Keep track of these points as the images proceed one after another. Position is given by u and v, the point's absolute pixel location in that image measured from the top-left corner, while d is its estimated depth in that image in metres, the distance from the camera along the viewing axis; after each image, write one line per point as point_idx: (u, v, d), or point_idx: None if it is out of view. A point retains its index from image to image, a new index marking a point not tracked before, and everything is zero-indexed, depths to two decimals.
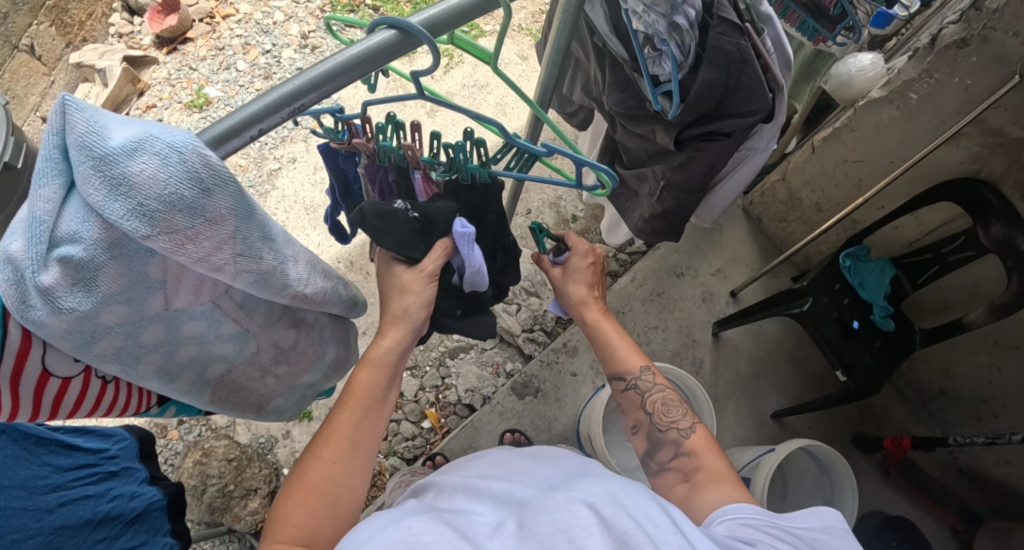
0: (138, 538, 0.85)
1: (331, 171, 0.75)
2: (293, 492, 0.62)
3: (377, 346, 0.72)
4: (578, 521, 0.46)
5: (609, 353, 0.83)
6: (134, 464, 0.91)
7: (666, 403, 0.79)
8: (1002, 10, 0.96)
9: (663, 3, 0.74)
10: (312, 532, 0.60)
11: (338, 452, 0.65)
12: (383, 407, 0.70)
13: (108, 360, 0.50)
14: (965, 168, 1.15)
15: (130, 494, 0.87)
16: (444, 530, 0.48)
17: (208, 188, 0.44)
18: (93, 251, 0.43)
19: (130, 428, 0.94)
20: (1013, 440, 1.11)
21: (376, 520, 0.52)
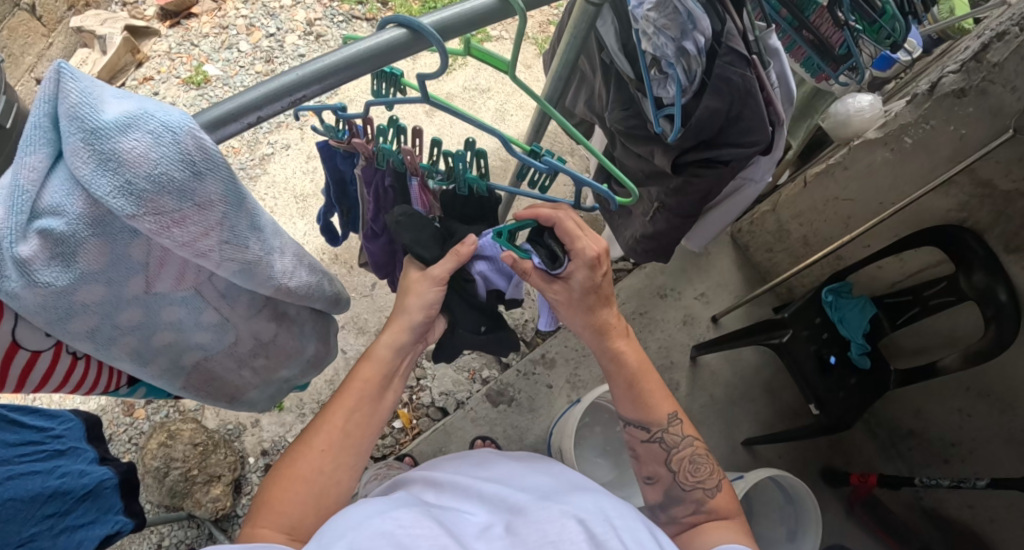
0: (86, 516, 0.79)
1: (329, 170, 0.75)
2: (279, 478, 0.64)
3: (379, 342, 0.70)
4: (567, 534, 0.46)
5: (638, 399, 0.75)
6: (82, 443, 0.83)
7: (693, 460, 0.76)
8: (1002, 64, 0.99)
9: (674, 28, 0.75)
10: (296, 520, 0.62)
11: (329, 443, 0.66)
12: (380, 399, 0.70)
13: (82, 338, 0.49)
14: (952, 215, 1.17)
15: (79, 472, 0.80)
16: (432, 526, 0.47)
17: (200, 172, 0.43)
18: (76, 226, 0.42)
19: (76, 410, 0.85)
20: (977, 485, 1.13)
21: (359, 509, 0.50)
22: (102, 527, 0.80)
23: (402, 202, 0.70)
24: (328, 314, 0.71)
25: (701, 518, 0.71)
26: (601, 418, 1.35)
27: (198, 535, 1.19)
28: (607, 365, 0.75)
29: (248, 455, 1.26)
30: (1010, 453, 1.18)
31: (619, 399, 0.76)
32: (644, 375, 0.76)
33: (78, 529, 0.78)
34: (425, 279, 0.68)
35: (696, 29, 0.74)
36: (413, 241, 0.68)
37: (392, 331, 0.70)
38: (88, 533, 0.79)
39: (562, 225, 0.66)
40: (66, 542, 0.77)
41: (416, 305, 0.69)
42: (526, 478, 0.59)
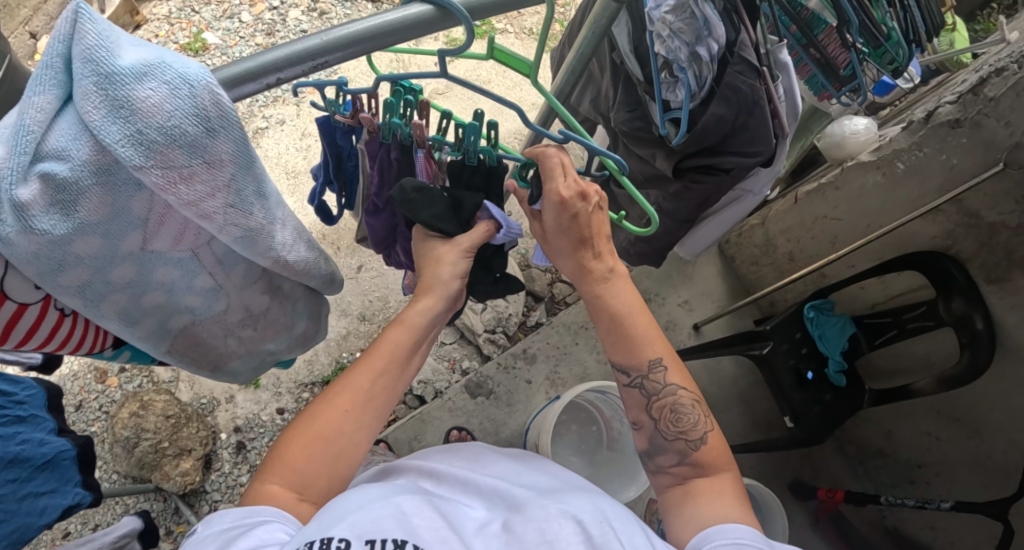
0: (46, 485, 0.77)
1: (327, 145, 0.73)
2: (296, 435, 0.59)
3: (413, 307, 0.68)
4: (565, 534, 0.46)
5: (618, 343, 0.73)
6: (42, 412, 0.80)
7: (676, 409, 0.72)
8: (999, 99, 1.01)
9: (688, 33, 0.75)
10: (308, 480, 0.57)
11: (353, 403, 0.61)
12: (406, 365, 0.66)
13: (71, 294, 0.47)
14: (937, 243, 1.19)
15: (39, 441, 0.77)
16: (434, 517, 0.47)
17: (213, 129, 0.42)
18: (79, 172, 0.40)
19: (37, 377, 0.82)
20: (941, 507, 1.16)
21: (359, 493, 0.49)
22: (64, 497, 0.78)
23: (407, 175, 0.68)
24: (324, 294, 0.70)
25: (687, 469, 0.68)
26: (578, 416, 1.36)
27: (165, 508, 1.17)
28: (588, 307, 0.74)
29: (220, 431, 1.23)
30: (974, 477, 1.21)
31: (603, 342, 0.75)
32: (627, 317, 0.72)
33: (42, 496, 0.76)
34: (455, 250, 0.68)
35: (710, 35, 0.75)
36: (429, 216, 0.66)
37: (426, 298, 0.69)
38: (50, 501, 0.77)
39: (547, 163, 0.64)
40: (30, 508, 0.75)
41: (449, 274, 0.68)
42: (524, 474, 0.59)
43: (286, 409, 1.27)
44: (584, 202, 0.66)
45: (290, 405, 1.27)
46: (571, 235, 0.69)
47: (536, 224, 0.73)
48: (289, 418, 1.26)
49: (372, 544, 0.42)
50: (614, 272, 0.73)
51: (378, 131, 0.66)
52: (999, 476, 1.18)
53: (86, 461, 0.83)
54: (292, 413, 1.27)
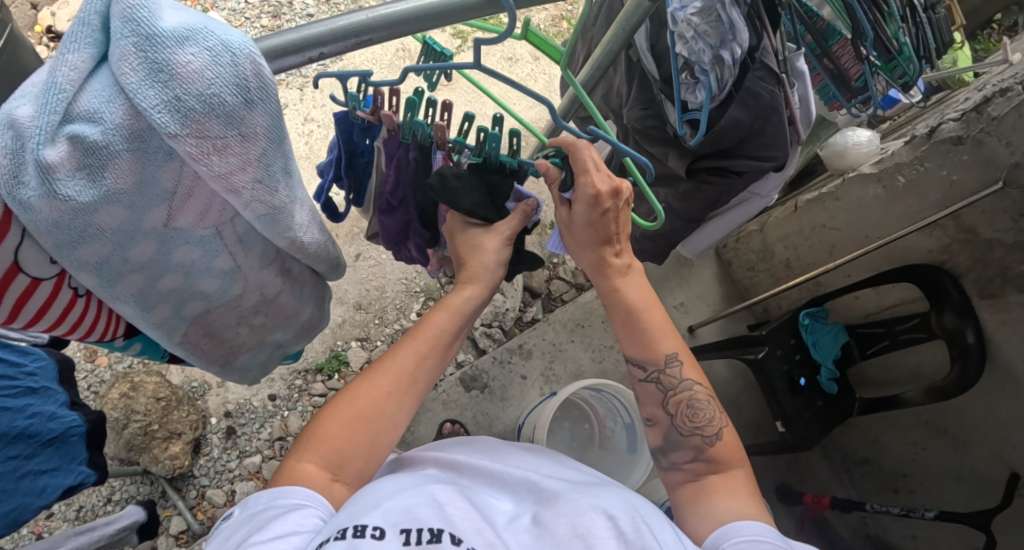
0: (49, 462, 0.78)
1: (340, 142, 0.70)
2: (337, 411, 0.60)
3: (460, 293, 0.70)
4: (595, 528, 0.47)
5: (635, 336, 0.73)
6: (53, 385, 0.81)
7: (692, 405, 0.73)
8: (1001, 118, 1.03)
9: (713, 35, 0.73)
10: (345, 459, 0.58)
11: (394, 385, 0.63)
12: (446, 351, 0.68)
13: (87, 268, 0.46)
14: (933, 256, 1.21)
15: (48, 415, 0.78)
16: (467, 508, 0.50)
17: (251, 101, 0.40)
18: (110, 137, 0.38)
19: (49, 349, 0.83)
20: (925, 516, 1.18)
21: (393, 483, 0.52)
22: (67, 476, 0.79)
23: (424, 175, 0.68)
24: (327, 278, 0.68)
25: (701, 465, 0.69)
26: (571, 413, 1.36)
27: (151, 492, 1.15)
28: (604, 300, 0.74)
29: (210, 416, 1.21)
30: (958, 488, 1.24)
31: (618, 335, 0.75)
32: (643, 312, 0.73)
33: (42, 475, 0.77)
34: (498, 237, 0.70)
35: (735, 39, 0.74)
36: (472, 205, 0.65)
37: (472, 286, 0.70)
38: (51, 480, 0.78)
39: (580, 155, 0.63)
40: (28, 488, 0.76)
41: (492, 262, 0.70)
42: (556, 469, 0.60)
43: (279, 395, 1.25)
44: (617, 198, 0.65)
45: (282, 391, 1.25)
46: (599, 232, 0.69)
47: (563, 213, 0.71)
48: (281, 404, 1.24)
49: (407, 532, 0.45)
50: (631, 268, 0.74)
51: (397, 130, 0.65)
52: (980, 488, 1.21)
53: (94, 439, 0.84)
54: (284, 400, 1.25)
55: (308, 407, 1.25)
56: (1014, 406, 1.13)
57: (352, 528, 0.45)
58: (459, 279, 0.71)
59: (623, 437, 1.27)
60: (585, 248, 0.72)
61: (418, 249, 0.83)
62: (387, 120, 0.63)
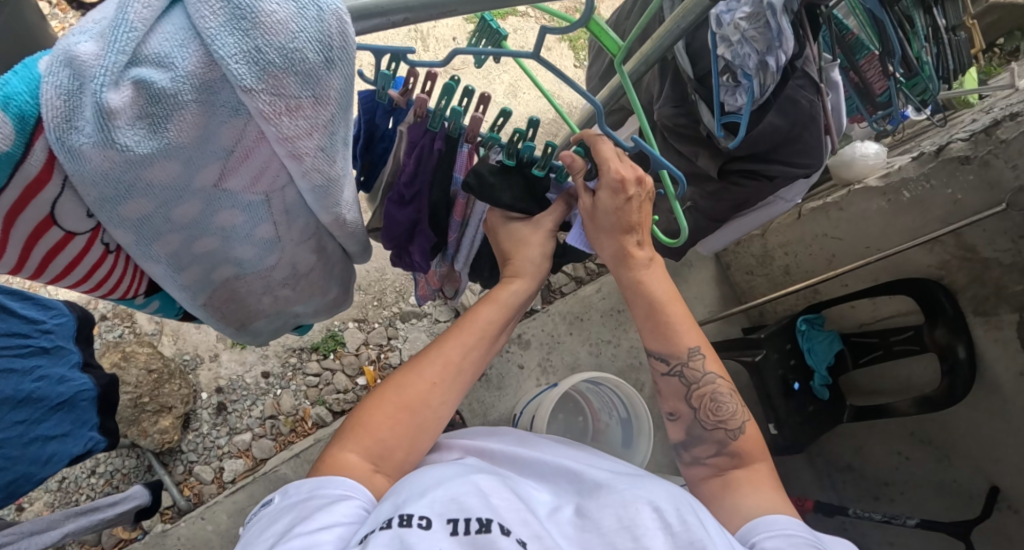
0: (59, 427, 0.72)
1: (362, 120, 0.66)
2: (381, 401, 0.60)
3: (508, 287, 0.68)
4: (642, 520, 0.46)
5: (657, 331, 0.71)
6: (69, 344, 0.75)
7: (715, 398, 0.72)
8: (1010, 141, 1.04)
9: (760, 40, 0.72)
10: (386, 450, 0.58)
11: (440, 376, 0.63)
12: (492, 344, 0.68)
13: (126, 225, 0.43)
14: (931, 272, 1.21)
15: (59, 377, 0.72)
16: (511, 497, 0.48)
17: (332, 61, 0.38)
18: (180, 86, 0.35)
19: (70, 305, 0.77)
20: (907, 523, 1.22)
21: (433, 473, 0.50)
22: (76, 443, 0.73)
23: (446, 174, 0.65)
24: (354, 262, 0.65)
25: (725, 459, 0.69)
26: (566, 406, 1.34)
27: (136, 466, 1.11)
28: (625, 292, 0.71)
29: (201, 390, 1.17)
30: (938, 497, 1.28)
31: (639, 328, 0.73)
32: (666, 306, 0.70)
33: (50, 442, 0.71)
34: (538, 232, 0.68)
35: (781, 46, 0.72)
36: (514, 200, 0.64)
37: (519, 279, 0.69)
38: (59, 448, 0.72)
39: (597, 147, 0.63)
40: (36, 455, 0.70)
41: (537, 255, 0.69)
42: (599, 463, 0.60)
43: (272, 373, 1.21)
44: (640, 187, 0.63)
45: (276, 369, 1.22)
46: (622, 220, 0.65)
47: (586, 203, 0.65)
48: (273, 382, 1.21)
49: (454, 522, 0.43)
50: (653, 259, 0.70)
51: (425, 118, 0.62)
52: (958, 498, 1.25)
53: (108, 404, 0.78)
54: (278, 378, 1.21)
55: (301, 386, 1.22)
56: (998, 423, 1.16)
57: (398, 518, 0.44)
58: (506, 271, 0.70)
59: (618, 431, 1.23)
60: (603, 237, 0.67)
61: (421, 255, 0.76)
62: (419, 103, 0.60)
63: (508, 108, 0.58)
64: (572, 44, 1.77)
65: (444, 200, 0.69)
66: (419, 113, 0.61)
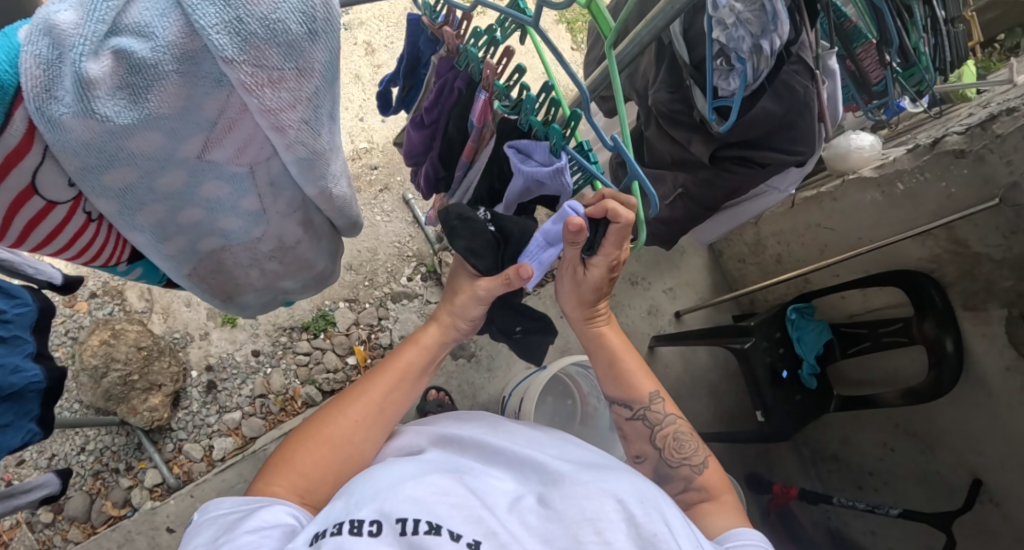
0: (3, 417, 0.69)
1: (409, 45, 0.73)
2: (306, 439, 0.60)
3: (428, 329, 0.69)
4: (605, 513, 0.46)
5: (617, 379, 0.75)
6: (26, 334, 0.71)
7: (677, 437, 0.74)
8: (1005, 137, 1.03)
9: (755, 23, 0.71)
10: (310, 485, 0.58)
11: (363, 414, 0.63)
12: (416, 385, 0.67)
13: (110, 195, 0.43)
14: (922, 265, 1.22)
15: (13, 368, 0.68)
16: (465, 492, 0.47)
17: (315, 32, 0.38)
18: (160, 55, 0.35)
19: (33, 293, 0.73)
20: (890, 512, 1.23)
21: (388, 471, 0.50)
22: (15, 436, 0.70)
23: (461, 111, 0.67)
24: (342, 235, 0.65)
25: (693, 495, 0.70)
26: (556, 389, 1.33)
27: (126, 444, 1.12)
28: (587, 345, 0.76)
29: (191, 368, 1.18)
30: (921, 489, 1.30)
31: (599, 377, 0.77)
32: (623, 357, 0.75)
33: None
34: (472, 294, 0.66)
35: (776, 30, 0.71)
36: (466, 249, 0.61)
37: (437, 323, 0.69)
38: (1, 440, 0.69)
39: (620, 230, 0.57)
40: None
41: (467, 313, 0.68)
42: (567, 449, 0.59)
43: (263, 351, 1.22)
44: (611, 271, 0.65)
45: (266, 347, 1.22)
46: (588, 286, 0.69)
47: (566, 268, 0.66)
48: (264, 360, 1.21)
49: (403, 522, 0.43)
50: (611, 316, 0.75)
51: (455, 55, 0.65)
52: (943, 490, 1.27)
53: (53, 396, 0.74)
54: (268, 356, 1.22)
55: (291, 365, 1.22)
56: (983, 417, 1.17)
57: (348, 524, 0.44)
58: (433, 315, 0.70)
59: (606, 415, 1.24)
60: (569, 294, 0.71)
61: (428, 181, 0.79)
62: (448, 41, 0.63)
63: (522, 63, 0.57)
64: (569, 26, 1.75)
65: (457, 137, 0.70)
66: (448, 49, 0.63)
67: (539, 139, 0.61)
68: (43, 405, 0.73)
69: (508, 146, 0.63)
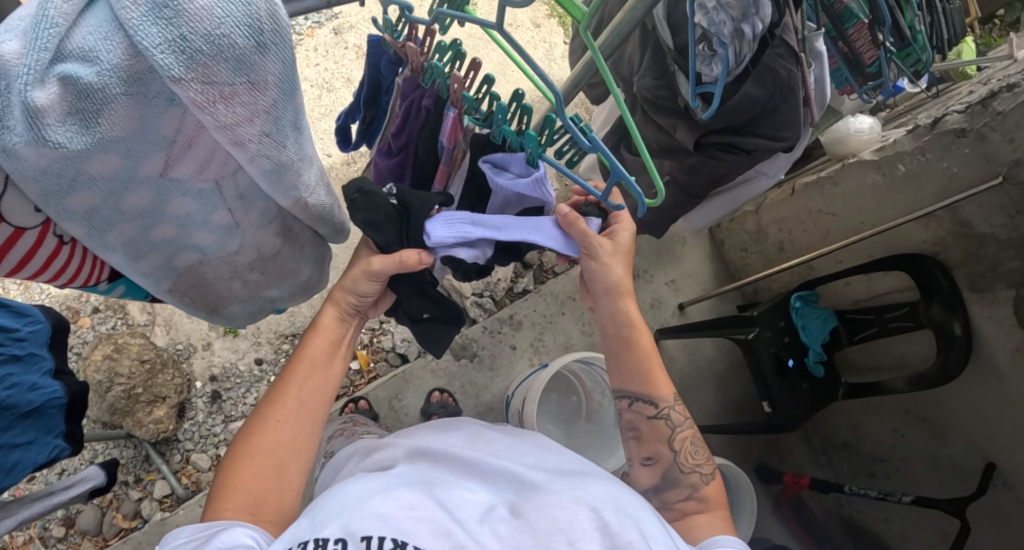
0: (24, 435, 0.67)
1: (369, 70, 0.72)
2: (238, 457, 0.61)
3: (323, 313, 0.69)
4: (579, 523, 0.47)
5: (641, 377, 0.75)
6: (43, 351, 0.70)
7: (693, 443, 0.75)
8: (1006, 114, 1.00)
9: (736, 6, 0.72)
10: (259, 497, 0.59)
11: (285, 412, 0.63)
12: (331, 369, 0.68)
13: (76, 218, 0.43)
14: (927, 247, 1.19)
15: (29, 385, 0.67)
16: (431, 505, 0.49)
17: (263, 45, 0.38)
18: (107, 79, 0.36)
19: (45, 310, 0.72)
20: (903, 500, 1.21)
21: (357, 485, 0.51)
22: (42, 451, 0.68)
23: (432, 130, 0.65)
24: (328, 242, 0.64)
25: (693, 506, 0.69)
26: (559, 385, 1.31)
27: (134, 456, 1.13)
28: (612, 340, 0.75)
29: (195, 379, 1.19)
30: (934, 475, 1.28)
31: (623, 377, 0.76)
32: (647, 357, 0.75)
33: (17, 449, 0.66)
34: (365, 271, 0.65)
35: (758, 13, 0.71)
36: (366, 221, 0.62)
37: (333, 305, 0.70)
38: (25, 456, 0.67)
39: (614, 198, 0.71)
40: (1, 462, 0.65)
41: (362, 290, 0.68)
42: (543, 457, 0.59)
43: (265, 359, 1.23)
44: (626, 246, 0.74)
45: (269, 355, 1.23)
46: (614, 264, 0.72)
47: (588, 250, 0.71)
48: (267, 369, 1.23)
49: (368, 540, 0.44)
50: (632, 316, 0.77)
51: (420, 73, 0.63)
52: (955, 476, 1.24)
53: (76, 410, 0.73)
54: (271, 364, 1.23)
55: None
56: (995, 401, 1.14)
57: (313, 542, 0.45)
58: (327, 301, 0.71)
59: (611, 413, 1.21)
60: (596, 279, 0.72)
61: None
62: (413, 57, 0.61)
63: (491, 73, 0.56)
64: (562, 20, 1.74)
65: (427, 157, 0.68)
66: (415, 67, 0.63)
67: (513, 151, 0.61)
68: (67, 420, 0.71)
69: (483, 161, 0.63)
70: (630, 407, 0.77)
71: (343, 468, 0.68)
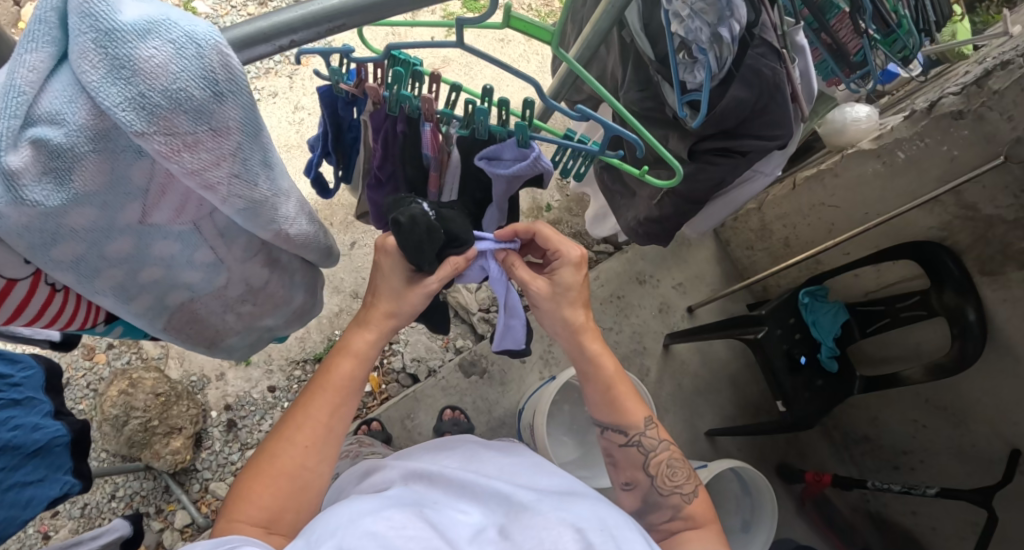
0: (35, 473, 0.70)
1: (327, 118, 0.68)
2: (258, 472, 0.63)
3: (359, 336, 0.69)
4: (563, 544, 0.49)
5: (610, 404, 0.75)
6: (40, 395, 0.73)
7: (670, 464, 0.75)
8: (1003, 91, 0.97)
9: (710, 12, 0.72)
10: (273, 514, 0.61)
11: (311, 438, 0.64)
12: (358, 395, 0.69)
13: (64, 268, 0.46)
14: (933, 233, 1.16)
15: (32, 426, 0.71)
16: (422, 526, 0.49)
17: (221, 93, 0.41)
18: (75, 139, 0.39)
19: (37, 355, 0.76)
20: (927, 493, 1.19)
21: (349, 506, 0.52)
22: (52, 487, 0.71)
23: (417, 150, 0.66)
24: (318, 267, 0.65)
25: (679, 524, 0.71)
26: (571, 396, 1.31)
27: (154, 487, 1.17)
28: (580, 366, 0.76)
29: (210, 409, 1.22)
30: (959, 464, 1.25)
31: (593, 403, 0.77)
32: (615, 382, 0.75)
33: (27, 487, 0.69)
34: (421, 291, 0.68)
35: (733, 15, 0.71)
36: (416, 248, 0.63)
37: (373, 328, 0.69)
38: (37, 492, 0.70)
39: (542, 232, 0.72)
40: (13, 500, 0.68)
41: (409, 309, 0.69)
42: (535, 475, 0.61)
43: (278, 387, 1.25)
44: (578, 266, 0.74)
45: (281, 383, 1.26)
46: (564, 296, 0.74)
47: (535, 289, 0.74)
48: (280, 396, 1.25)
49: None
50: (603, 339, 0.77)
51: (383, 103, 0.62)
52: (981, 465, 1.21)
53: (84, 446, 0.75)
54: (283, 391, 1.25)
55: None
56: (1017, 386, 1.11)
57: None
58: (361, 321, 0.70)
59: None
60: (556, 315, 0.74)
61: None
62: (374, 94, 0.60)
63: (458, 82, 0.58)
64: None
65: (418, 175, 0.70)
66: (376, 100, 0.61)
67: (501, 140, 0.65)
68: (74, 457, 0.74)
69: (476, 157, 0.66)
70: (603, 430, 0.78)
71: (347, 485, 0.70)
